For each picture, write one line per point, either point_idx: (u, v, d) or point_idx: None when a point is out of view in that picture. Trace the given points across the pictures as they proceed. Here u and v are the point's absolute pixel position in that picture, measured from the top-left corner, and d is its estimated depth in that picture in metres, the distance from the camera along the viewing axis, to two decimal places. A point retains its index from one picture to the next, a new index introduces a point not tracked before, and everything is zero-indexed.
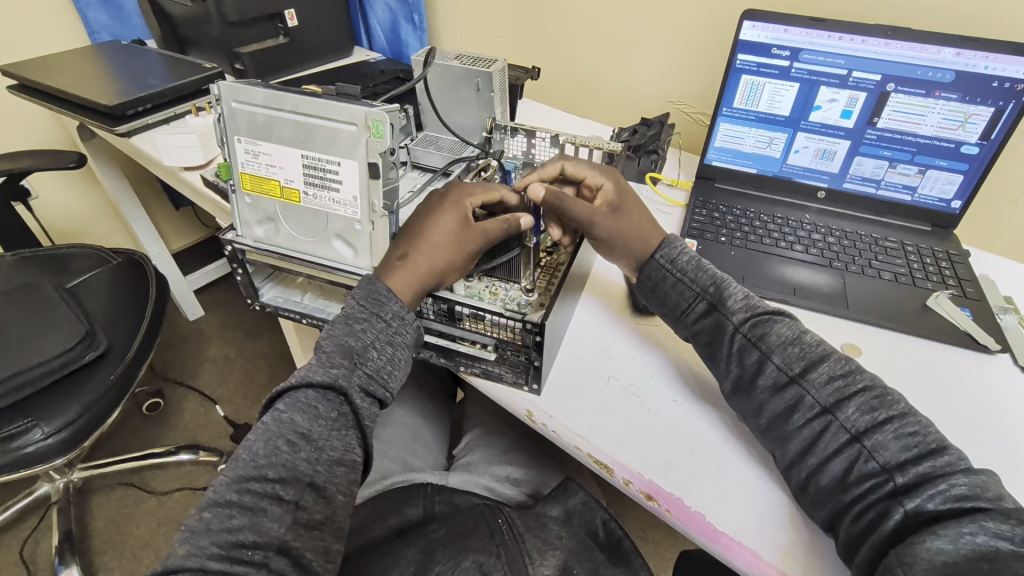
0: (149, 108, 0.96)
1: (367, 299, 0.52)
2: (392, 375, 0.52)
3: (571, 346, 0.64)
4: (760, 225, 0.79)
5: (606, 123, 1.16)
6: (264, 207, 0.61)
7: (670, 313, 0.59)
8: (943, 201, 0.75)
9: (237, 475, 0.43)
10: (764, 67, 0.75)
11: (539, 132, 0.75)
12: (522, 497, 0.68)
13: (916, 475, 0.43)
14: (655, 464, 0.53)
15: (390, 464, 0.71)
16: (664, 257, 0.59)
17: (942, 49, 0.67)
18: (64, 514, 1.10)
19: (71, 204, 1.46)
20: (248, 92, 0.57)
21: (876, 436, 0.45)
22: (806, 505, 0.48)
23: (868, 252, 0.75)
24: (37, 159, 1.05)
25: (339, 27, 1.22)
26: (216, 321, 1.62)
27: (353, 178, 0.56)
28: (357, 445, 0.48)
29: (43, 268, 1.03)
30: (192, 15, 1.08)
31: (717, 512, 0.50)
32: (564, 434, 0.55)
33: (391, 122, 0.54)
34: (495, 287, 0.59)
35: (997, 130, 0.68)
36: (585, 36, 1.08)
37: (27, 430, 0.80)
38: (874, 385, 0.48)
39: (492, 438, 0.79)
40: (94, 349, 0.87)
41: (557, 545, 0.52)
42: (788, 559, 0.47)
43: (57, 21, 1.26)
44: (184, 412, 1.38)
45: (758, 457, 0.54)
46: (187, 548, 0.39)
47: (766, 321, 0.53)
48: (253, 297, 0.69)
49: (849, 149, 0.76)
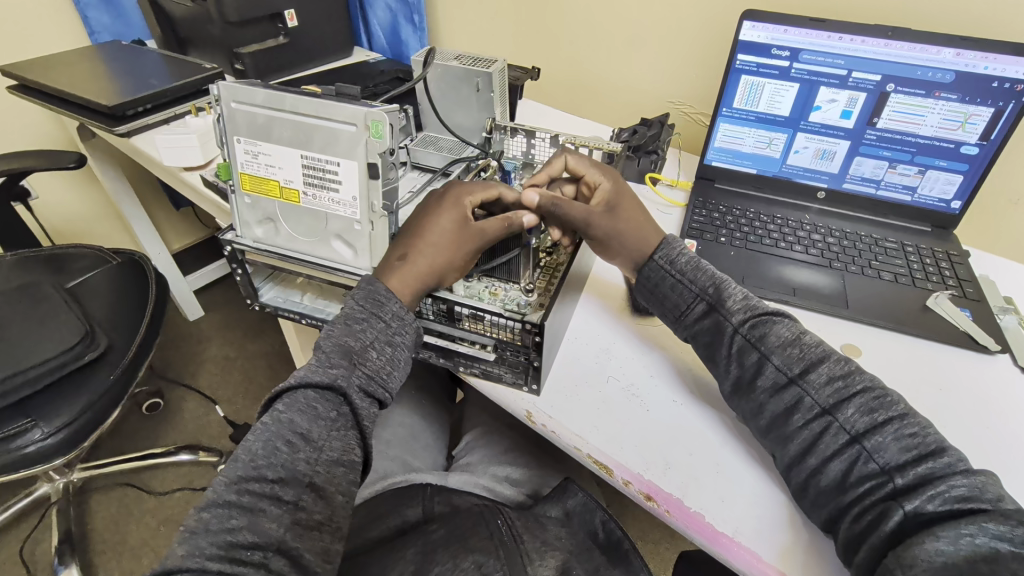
0: (149, 108, 0.96)
1: (366, 300, 0.52)
2: (391, 376, 0.52)
3: (570, 347, 0.64)
4: (760, 226, 0.79)
5: (606, 123, 1.16)
6: (264, 207, 0.61)
7: (669, 314, 0.59)
8: (942, 201, 0.75)
9: (236, 475, 0.43)
10: (764, 67, 0.75)
11: (539, 133, 0.75)
12: (522, 497, 0.68)
13: (916, 476, 0.43)
14: (654, 465, 0.53)
15: (390, 465, 0.71)
16: (664, 257, 0.59)
17: (942, 49, 0.67)
18: (64, 513, 1.10)
19: (71, 204, 1.46)
20: (248, 92, 0.57)
21: (876, 437, 0.46)
22: (806, 505, 0.48)
23: (868, 253, 0.75)
24: (37, 159, 1.05)
25: (339, 27, 1.22)
26: (216, 321, 1.62)
27: (352, 178, 0.56)
28: (356, 446, 0.48)
29: (43, 268, 1.03)
30: (193, 15, 1.08)
31: (717, 512, 0.50)
32: (563, 434, 0.55)
33: (391, 122, 0.54)
34: (495, 288, 0.59)
35: (997, 130, 0.68)
36: (585, 36, 1.08)
37: (26, 430, 0.81)
38: (874, 385, 0.48)
39: (491, 438, 0.79)
40: (94, 349, 0.87)
41: (557, 545, 0.52)
42: (788, 560, 0.47)
43: (56, 20, 1.25)
44: (184, 412, 1.38)
45: (758, 457, 0.54)
46: (186, 548, 0.39)
47: (766, 321, 0.53)
48: (252, 297, 0.69)
49: (848, 149, 0.76)
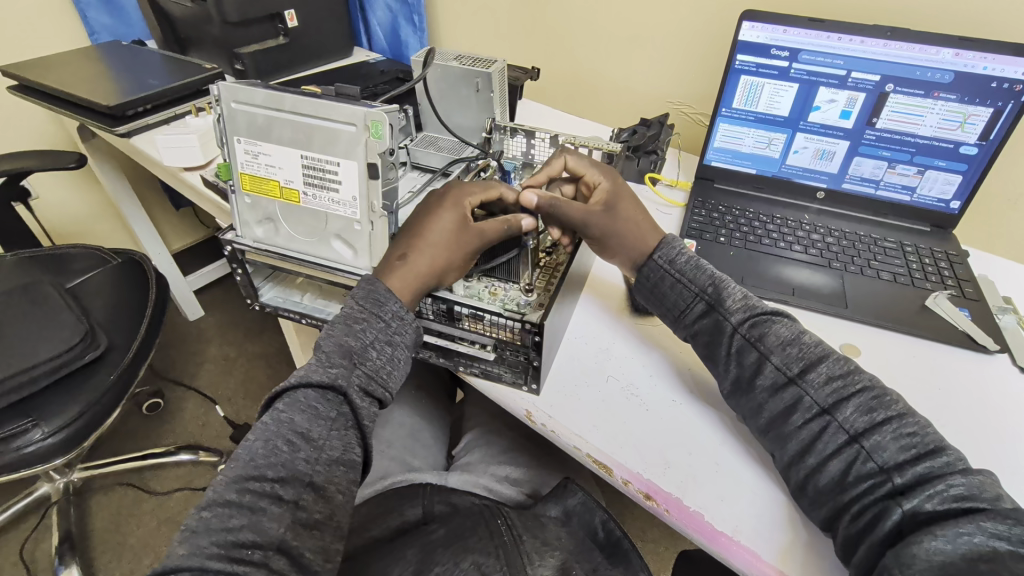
0: (150, 108, 0.96)
1: (366, 300, 0.52)
2: (391, 376, 0.52)
3: (570, 347, 0.64)
4: (759, 226, 0.79)
5: (606, 123, 1.16)
6: (264, 207, 0.61)
7: (669, 314, 0.59)
8: (942, 201, 0.75)
9: (237, 475, 0.43)
10: (763, 67, 0.75)
11: (539, 133, 0.75)
12: (522, 497, 0.68)
13: (915, 475, 0.43)
14: (654, 464, 0.53)
15: (389, 465, 0.71)
16: (664, 257, 0.59)
17: (941, 49, 0.67)
18: (65, 513, 1.10)
19: (71, 204, 1.46)
20: (248, 93, 0.57)
21: (875, 437, 0.46)
22: (805, 505, 0.48)
23: (867, 253, 0.75)
24: (38, 159, 1.05)
25: (339, 27, 1.22)
26: (216, 321, 1.62)
27: (353, 178, 0.56)
28: (356, 445, 0.48)
29: (44, 268, 1.03)
30: (193, 15, 1.08)
31: (716, 512, 0.50)
32: (563, 434, 0.56)
33: (391, 122, 0.54)
34: (494, 287, 0.59)
35: (996, 130, 0.68)
36: (584, 37, 1.08)
37: (26, 430, 0.81)
38: (873, 385, 0.48)
39: (491, 438, 0.79)
40: (93, 349, 0.88)
41: (556, 545, 0.52)
42: (787, 559, 0.47)
43: (56, 19, 1.26)
44: (184, 412, 1.38)
45: (757, 456, 0.54)
46: (186, 548, 0.39)
47: (765, 321, 0.53)
48: (253, 297, 0.69)
49: (848, 149, 0.76)
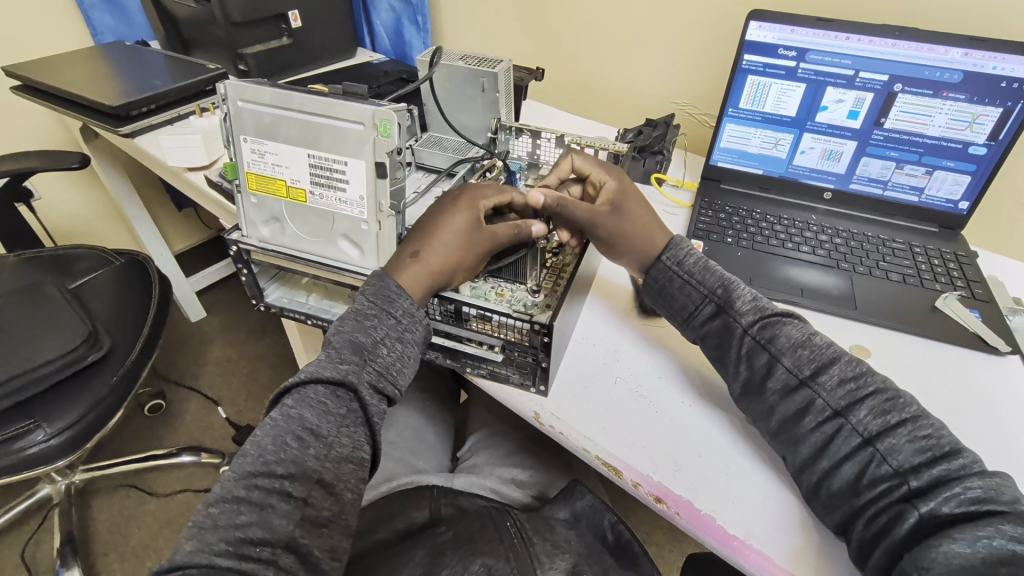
0: (154, 109, 0.96)
1: (377, 296, 0.52)
2: (401, 372, 0.51)
3: (578, 347, 0.64)
4: (766, 226, 0.79)
5: (609, 123, 1.16)
6: (271, 206, 0.61)
7: (676, 315, 0.58)
8: (950, 201, 0.75)
9: (245, 471, 0.43)
10: (770, 67, 0.75)
11: (545, 133, 0.73)
12: (529, 499, 0.67)
13: (931, 478, 0.43)
14: (665, 465, 0.53)
15: (395, 467, 0.71)
16: (671, 259, 0.58)
17: (951, 49, 0.66)
18: (66, 515, 1.09)
19: (72, 204, 1.46)
20: (255, 91, 0.56)
21: (889, 440, 0.45)
22: (818, 508, 0.48)
23: (875, 254, 0.75)
24: (41, 159, 1.04)
25: (343, 28, 1.22)
26: (218, 322, 1.61)
27: (360, 178, 0.56)
28: (365, 443, 0.47)
29: (47, 268, 1.03)
30: (197, 16, 1.07)
31: (728, 514, 0.49)
32: (572, 436, 0.55)
33: (399, 121, 0.54)
34: (501, 288, 0.58)
35: (1005, 130, 0.68)
36: (589, 37, 1.08)
37: (29, 431, 0.80)
38: (885, 387, 0.48)
39: (496, 440, 0.78)
40: (97, 350, 0.87)
41: (566, 548, 0.52)
42: (799, 561, 0.47)
43: (59, 19, 1.25)
44: (186, 414, 1.37)
45: (769, 459, 0.54)
46: (195, 544, 0.39)
47: (776, 323, 0.53)
48: (258, 298, 0.68)
49: (856, 150, 0.76)
